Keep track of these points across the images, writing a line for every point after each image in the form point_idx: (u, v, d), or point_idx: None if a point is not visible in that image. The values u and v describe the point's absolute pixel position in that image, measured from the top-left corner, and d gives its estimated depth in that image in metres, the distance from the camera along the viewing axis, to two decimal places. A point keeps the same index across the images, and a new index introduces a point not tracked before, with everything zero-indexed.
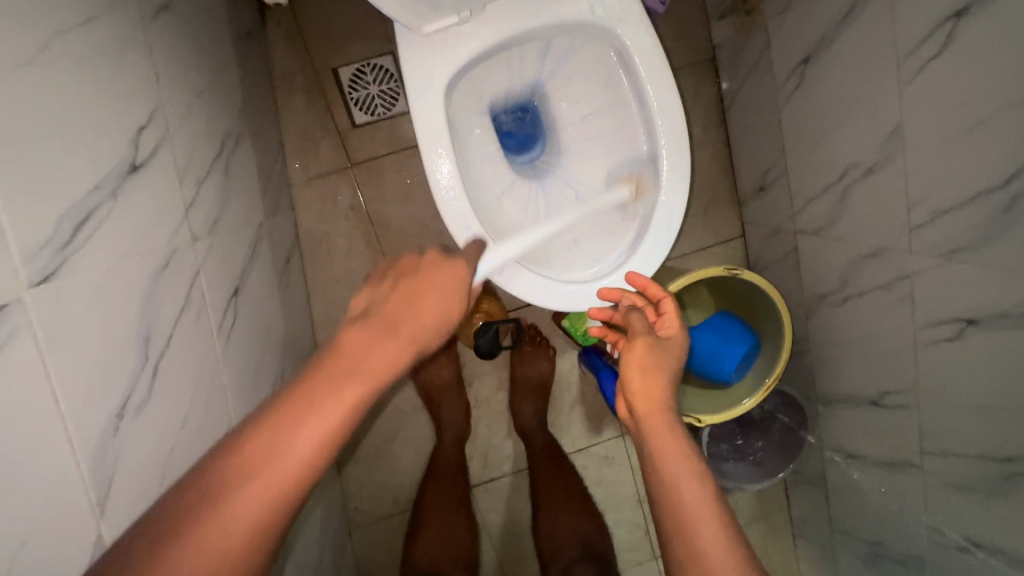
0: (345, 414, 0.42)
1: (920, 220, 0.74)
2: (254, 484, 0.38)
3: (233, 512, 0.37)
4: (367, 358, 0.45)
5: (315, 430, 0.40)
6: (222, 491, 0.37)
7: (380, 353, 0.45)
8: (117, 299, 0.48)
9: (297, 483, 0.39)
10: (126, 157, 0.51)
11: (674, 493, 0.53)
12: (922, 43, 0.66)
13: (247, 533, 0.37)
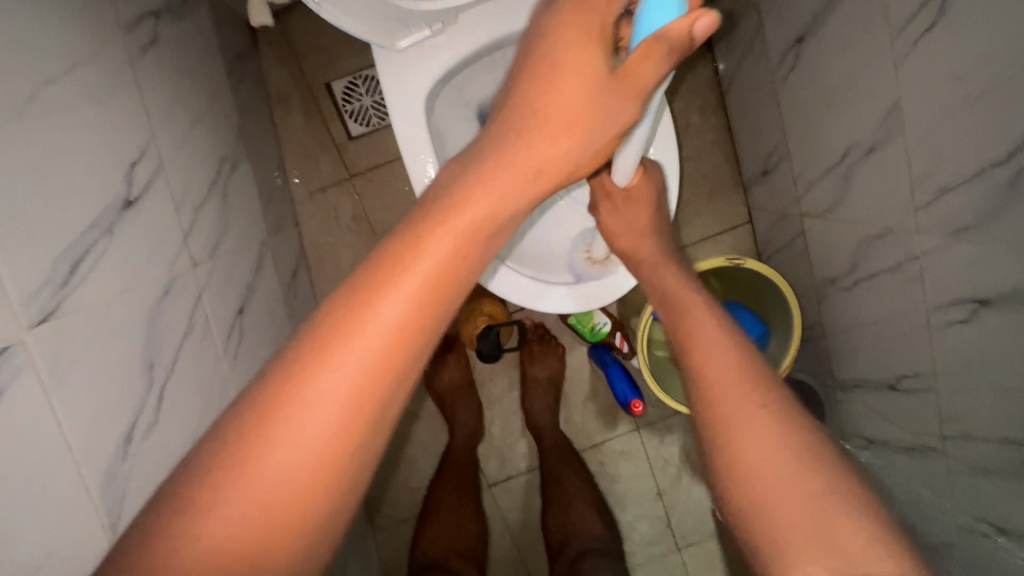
0: (458, 252, 0.35)
1: (925, 199, 0.72)
2: (343, 354, 0.31)
3: (348, 360, 0.31)
4: (448, 222, 0.35)
5: (420, 276, 0.33)
6: (327, 338, 0.31)
7: (462, 221, 0.35)
8: (120, 329, 0.51)
9: (390, 364, 0.32)
10: (121, 194, 0.53)
11: (725, 413, 0.43)
12: (914, 17, 0.63)
13: (353, 387, 0.31)
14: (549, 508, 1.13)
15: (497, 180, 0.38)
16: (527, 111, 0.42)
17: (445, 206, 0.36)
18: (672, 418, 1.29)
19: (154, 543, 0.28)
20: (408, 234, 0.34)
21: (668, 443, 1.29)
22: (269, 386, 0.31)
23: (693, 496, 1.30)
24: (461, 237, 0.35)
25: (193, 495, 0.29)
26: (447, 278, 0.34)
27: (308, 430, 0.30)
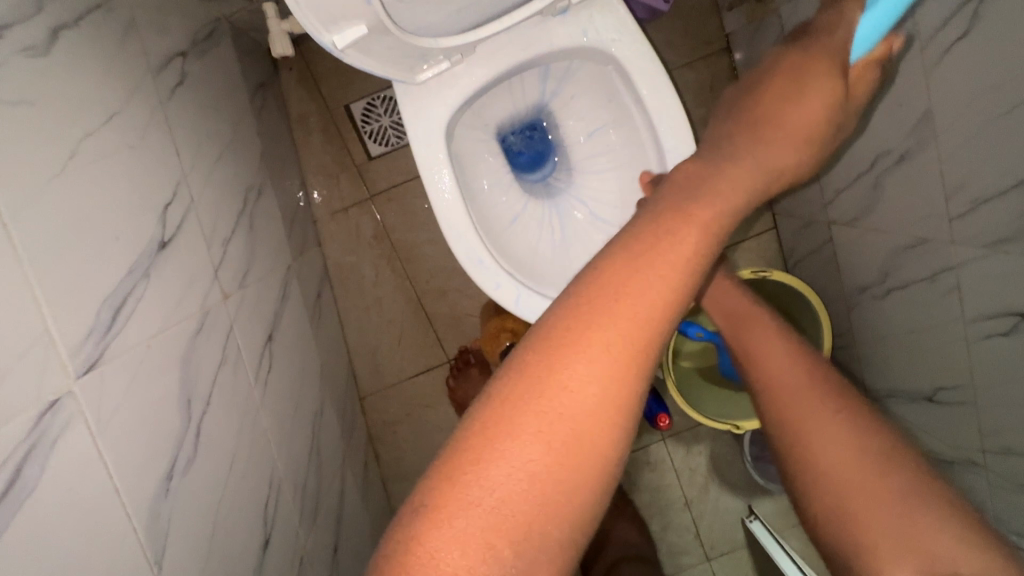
0: (627, 335, 0.34)
1: (961, 209, 0.69)
2: (518, 437, 0.32)
3: (522, 440, 0.32)
4: (626, 293, 0.35)
5: (588, 358, 0.33)
6: (510, 418, 0.32)
7: (641, 290, 0.35)
8: (158, 369, 0.52)
9: (571, 453, 0.32)
10: (155, 236, 0.55)
11: (798, 422, 0.43)
12: (945, 25, 0.61)
13: (541, 470, 0.31)
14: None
15: (662, 262, 0.36)
16: (689, 183, 0.42)
17: (630, 270, 0.36)
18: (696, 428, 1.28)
19: (443, 508, 0.31)
20: (634, 241, 0.37)
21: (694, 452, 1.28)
22: (491, 410, 0.33)
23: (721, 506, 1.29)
24: (689, 255, 0.37)
25: (467, 468, 0.31)
26: (620, 361, 0.34)
27: (579, 409, 0.32)
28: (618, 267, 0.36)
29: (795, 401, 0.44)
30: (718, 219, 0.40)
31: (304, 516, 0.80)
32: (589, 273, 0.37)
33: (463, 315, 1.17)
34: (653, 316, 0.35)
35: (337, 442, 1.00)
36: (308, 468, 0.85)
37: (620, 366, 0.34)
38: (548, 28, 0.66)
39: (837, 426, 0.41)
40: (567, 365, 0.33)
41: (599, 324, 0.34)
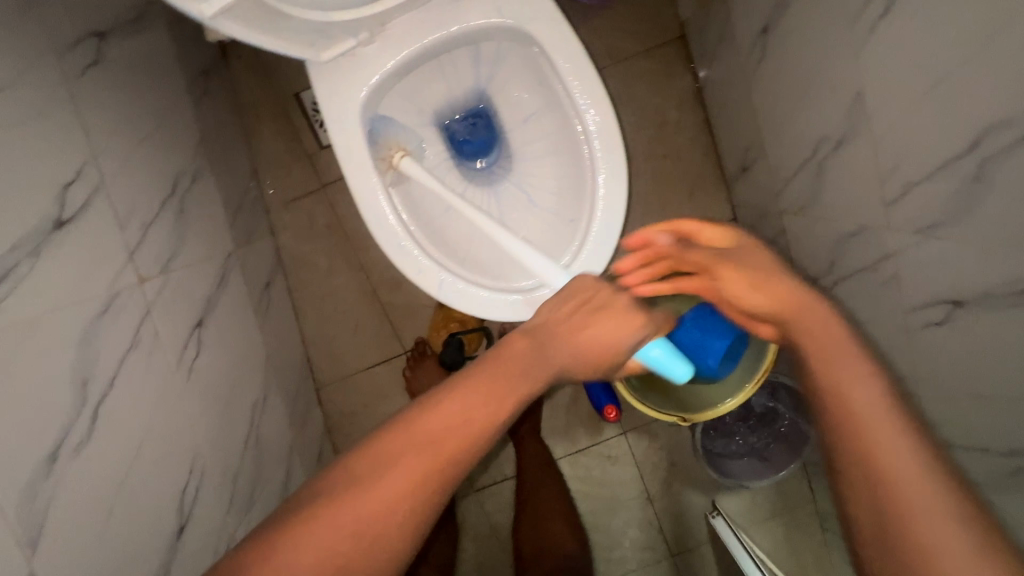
0: (436, 463, 0.43)
1: (895, 194, 0.67)
2: (320, 526, 0.40)
3: (325, 530, 0.40)
4: (452, 421, 0.44)
5: (399, 475, 0.42)
6: (319, 509, 0.41)
7: (459, 415, 0.45)
8: (44, 350, 0.51)
9: (358, 553, 0.40)
10: (49, 215, 0.54)
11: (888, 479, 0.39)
12: (870, 1, 0.59)
13: (326, 557, 0.40)
14: (523, 518, 1.11)
15: (479, 404, 0.46)
16: (542, 334, 0.51)
17: (465, 405, 0.45)
18: (658, 424, 1.26)
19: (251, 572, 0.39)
20: (472, 377, 0.47)
21: (655, 447, 1.27)
22: (312, 501, 0.42)
23: (685, 502, 1.27)
24: (496, 401, 0.46)
25: (268, 548, 0.40)
26: (425, 482, 0.43)
27: (377, 502, 0.41)
28: (449, 403, 0.45)
29: (888, 459, 0.40)
30: (536, 375, 0.49)
31: (236, 505, 0.79)
32: (418, 400, 0.47)
33: (419, 306, 1.16)
34: (466, 445, 0.44)
35: (284, 433, 0.99)
36: (244, 456, 0.84)
37: (420, 485, 0.43)
38: (462, 7, 0.65)
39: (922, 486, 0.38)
40: (379, 477, 0.42)
41: (411, 446, 0.43)
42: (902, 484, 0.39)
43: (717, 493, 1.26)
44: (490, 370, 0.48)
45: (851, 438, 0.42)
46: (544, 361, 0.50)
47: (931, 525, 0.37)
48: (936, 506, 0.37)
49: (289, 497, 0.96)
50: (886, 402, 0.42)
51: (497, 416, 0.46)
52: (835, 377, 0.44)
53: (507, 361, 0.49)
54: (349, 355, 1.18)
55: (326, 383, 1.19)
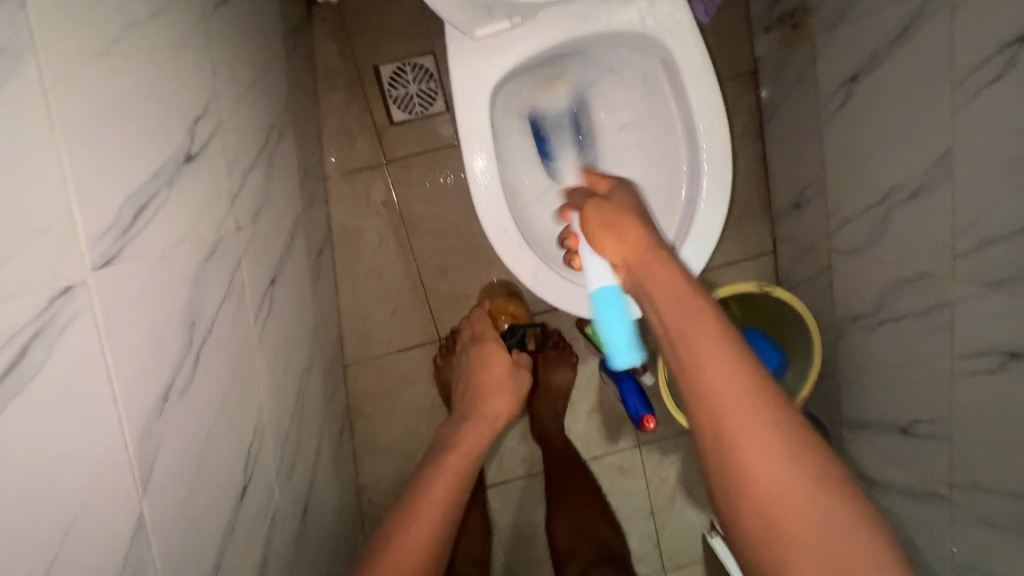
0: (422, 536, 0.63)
1: (966, 248, 0.73)
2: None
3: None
4: (421, 510, 0.65)
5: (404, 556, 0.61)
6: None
7: (428, 505, 0.66)
8: (168, 284, 0.49)
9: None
10: (182, 147, 0.52)
11: (745, 458, 0.45)
12: (980, 68, 0.64)
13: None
14: (557, 514, 1.13)
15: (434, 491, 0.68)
16: (450, 459, 0.72)
17: (422, 504, 0.66)
18: (672, 441, 1.29)
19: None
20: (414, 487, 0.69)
21: (665, 462, 1.29)
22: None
23: (684, 519, 1.30)
24: (447, 491, 0.68)
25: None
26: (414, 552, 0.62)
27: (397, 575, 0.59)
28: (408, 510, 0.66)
29: (735, 415, 0.46)
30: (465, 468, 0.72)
31: (282, 471, 0.77)
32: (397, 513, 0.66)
33: (462, 296, 1.16)
34: (435, 519, 0.65)
35: (319, 405, 0.97)
36: (292, 423, 0.82)
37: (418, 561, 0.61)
38: (608, 8, 0.66)
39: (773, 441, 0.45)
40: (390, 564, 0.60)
41: (399, 547, 0.61)
42: (766, 460, 0.44)
43: (716, 513, 1.30)
44: (429, 479, 0.70)
45: (722, 411, 0.47)
46: (450, 472, 0.71)
47: (793, 493, 0.42)
48: (807, 471, 0.43)
49: (318, 469, 0.94)
50: (743, 384, 0.47)
51: (449, 489, 0.69)
52: (692, 361, 0.50)
53: (431, 482, 0.69)
54: (383, 335, 1.17)
55: (354, 360, 1.17)
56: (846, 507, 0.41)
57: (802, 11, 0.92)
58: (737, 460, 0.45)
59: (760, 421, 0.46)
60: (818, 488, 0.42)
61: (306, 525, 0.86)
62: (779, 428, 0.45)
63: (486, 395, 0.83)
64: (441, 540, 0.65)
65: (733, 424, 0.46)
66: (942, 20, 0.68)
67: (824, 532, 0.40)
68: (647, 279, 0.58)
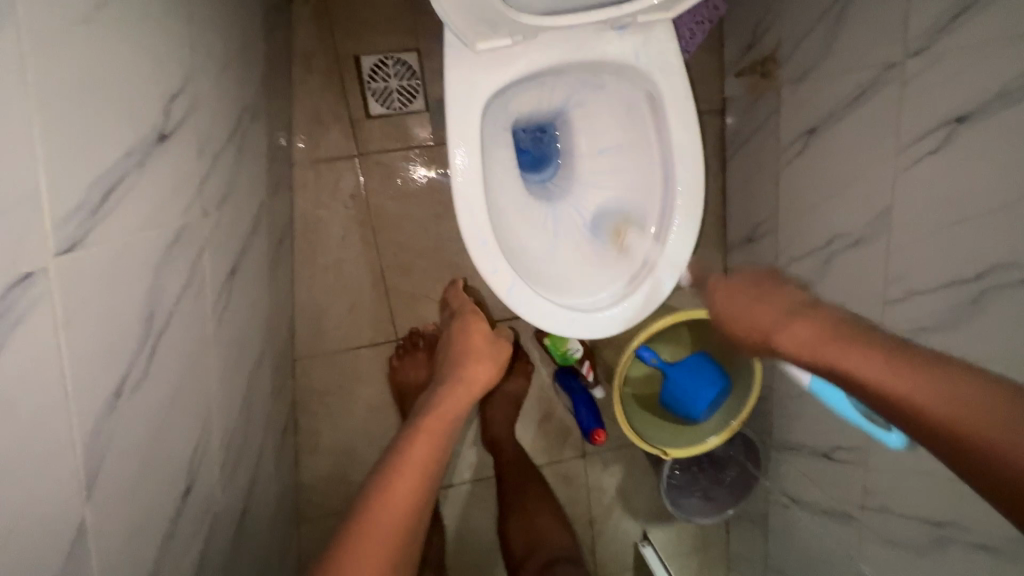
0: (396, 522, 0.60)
1: (894, 296, 0.81)
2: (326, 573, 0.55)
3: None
4: (393, 487, 0.62)
5: (373, 543, 0.57)
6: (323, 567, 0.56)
7: (400, 482, 0.63)
8: (132, 272, 0.46)
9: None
10: (157, 125, 0.49)
11: (904, 400, 0.47)
12: (922, 138, 0.72)
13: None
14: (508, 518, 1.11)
15: (405, 470, 0.64)
16: (427, 429, 0.70)
17: (395, 482, 0.63)
18: (615, 453, 1.33)
19: None
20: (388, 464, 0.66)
21: (607, 473, 1.34)
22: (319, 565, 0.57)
23: (620, 528, 1.36)
24: (419, 467, 0.65)
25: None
26: (383, 540, 0.58)
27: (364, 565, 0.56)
28: (383, 487, 0.62)
29: (868, 370, 0.50)
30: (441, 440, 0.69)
31: (225, 471, 0.73)
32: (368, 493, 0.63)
33: (423, 297, 1.15)
34: (408, 503, 0.62)
35: (267, 400, 0.93)
36: (239, 420, 0.78)
37: (388, 546, 0.58)
38: (604, 37, 0.68)
39: (919, 374, 0.47)
40: (359, 553, 0.56)
41: (382, 506, 0.61)
42: (950, 392, 0.44)
43: (650, 523, 1.36)
44: (403, 456, 0.66)
45: (882, 393, 0.48)
46: (427, 443, 0.68)
47: (950, 406, 0.44)
48: (961, 388, 0.44)
49: (260, 468, 0.90)
50: (891, 359, 0.49)
51: (422, 464, 0.65)
52: (811, 352, 0.56)
53: (410, 458, 0.66)
54: (338, 331, 1.13)
55: (304, 355, 1.13)
56: (988, 395, 0.43)
57: (771, 61, 0.99)
58: (908, 415, 0.46)
59: (925, 379, 0.46)
60: (953, 389, 0.44)
61: (244, 527, 0.82)
62: (908, 366, 0.48)
63: (463, 364, 0.81)
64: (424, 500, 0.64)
65: (909, 395, 0.46)
66: (893, 92, 0.75)
67: (1006, 431, 0.40)
68: (765, 317, 0.62)
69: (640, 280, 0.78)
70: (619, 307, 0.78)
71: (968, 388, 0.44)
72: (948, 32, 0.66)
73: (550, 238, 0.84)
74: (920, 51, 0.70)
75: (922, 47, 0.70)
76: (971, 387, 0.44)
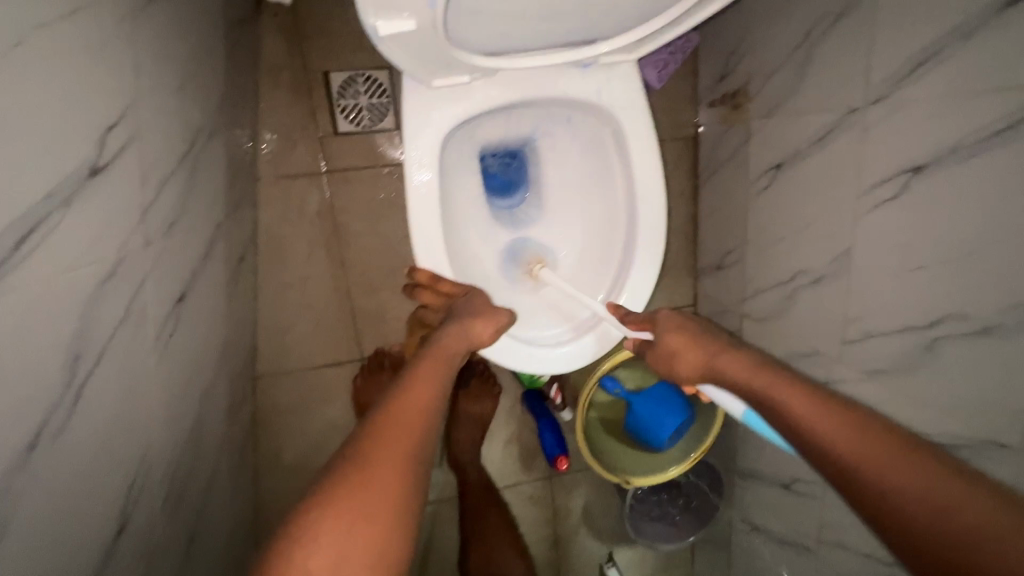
0: (352, 529, 0.44)
1: (852, 336, 0.81)
2: None
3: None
4: (376, 446, 0.50)
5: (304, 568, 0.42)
6: None
7: (381, 448, 0.50)
8: (54, 315, 0.44)
9: None
10: (89, 159, 0.47)
11: (906, 493, 0.47)
12: (881, 184, 0.73)
13: None
14: (471, 551, 1.11)
15: (386, 441, 0.51)
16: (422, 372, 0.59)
17: (383, 432, 0.51)
18: (582, 474, 1.33)
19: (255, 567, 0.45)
20: (371, 429, 0.52)
21: (573, 494, 1.33)
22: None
23: (585, 549, 1.35)
24: (406, 434, 0.52)
25: None
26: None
27: None
28: (370, 428, 0.52)
29: (873, 458, 0.50)
30: (436, 392, 0.57)
31: (169, 503, 0.71)
32: (353, 441, 0.52)
33: (389, 316, 1.13)
34: (377, 490, 0.47)
35: (221, 422, 0.90)
36: (186, 448, 0.76)
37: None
38: (565, 75, 0.69)
39: (835, 420, 0.54)
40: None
41: (360, 492, 0.46)
42: (883, 456, 0.50)
43: (615, 544, 1.35)
44: (391, 409, 0.54)
45: (836, 451, 0.52)
46: (423, 394, 0.56)
47: (926, 481, 0.47)
48: (921, 461, 0.48)
49: (212, 493, 0.87)
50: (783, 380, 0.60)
51: (401, 444, 0.51)
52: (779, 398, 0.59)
53: (400, 410, 0.54)
54: (300, 350, 1.11)
55: (266, 373, 1.10)
56: (944, 476, 0.47)
57: (742, 94, 0.99)
58: (827, 453, 0.53)
59: (820, 409, 0.56)
60: (917, 463, 0.48)
61: (191, 557, 0.79)
62: (876, 436, 0.51)
63: (466, 316, 0.67)
64: (414, 486, 0.49)
65: (854, 456, 0.51)
66: (856, 135, 0.76)
67: (958, 508, 0.44)
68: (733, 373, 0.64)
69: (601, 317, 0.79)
70: (578, 343, 0.79)
71: (844, 420, 0.54)
72: (908, 82, 0.67)
73: (514, 270, 0.83)
74: (882, 98, 0.71)
75: (883, 94, 0.71)
76: (929, 465, 0.48)
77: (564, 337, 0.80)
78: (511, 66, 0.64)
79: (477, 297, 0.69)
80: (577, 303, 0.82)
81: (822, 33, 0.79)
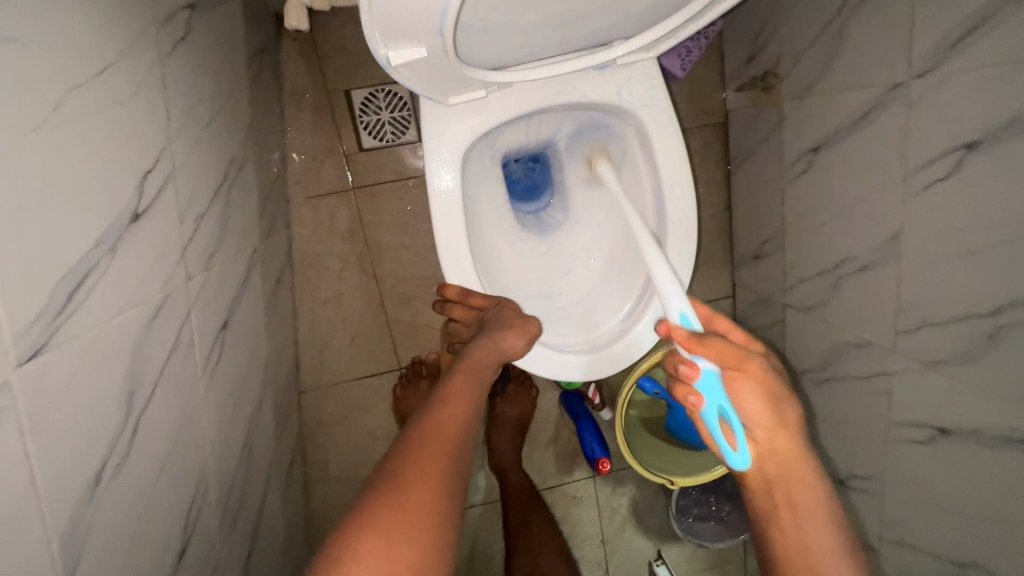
0: (392, 547, 0.45)
1: (908, 325, 0.76)
2: None
3: None
4: (412, 463, 0.50)
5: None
6: None
7: (417, 465, 0.50)
8: (109, 359, 0.47)
9: None
10: (130, 207, 0.49)
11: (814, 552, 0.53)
12: (932, 162, 0.68)
13: None
14: (519, 550, 1.10)
15: (422, 458, 0.51)
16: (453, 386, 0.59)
17: (418, 449, 0.52)
18: (625, 473, 1.31)
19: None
20: (406, 445, 0.52)
21: (618, 493, 1.32)
22: None
23: (633, 547, 1.33)
24: (440, 449, 0.52)
25: None
26: None
27: None
28: (405, 445, 0.52)
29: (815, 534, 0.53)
30: (468, 407, 0.57)
31: (226, 522, 0.74)
32: (389, 457, 0.52)
33: (423, 325, 1.14)
34: (414, 509, 0.47)
35: (270, 438, 0.94)
36: (239, 466, 0.79)
37: None
38: (585, 77, 0.68)
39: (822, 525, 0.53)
40: None
41: (399, 504, 0.47)
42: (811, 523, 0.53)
43: (664, 541, 1.33)
44: (427, 425, 0.54)
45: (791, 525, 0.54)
46: (455, 409, 0.56)
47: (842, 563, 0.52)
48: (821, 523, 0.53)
49: (265, 507, 0.91)
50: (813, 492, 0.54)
51: (436, 460, 0.51)
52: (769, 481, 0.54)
53: (433, 428, 0.54)
54: (341, 362, 1.14)
55: (309, 386, 1.14)
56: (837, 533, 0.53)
57: (772, 76, 0.95)
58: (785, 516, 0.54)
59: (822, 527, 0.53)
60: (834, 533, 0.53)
61: (251, 568, 0.83)
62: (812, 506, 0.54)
63: (496, 329, 0.66)
64: (448, 505, 0.49)
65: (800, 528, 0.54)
66: (899, 113, 0.71)
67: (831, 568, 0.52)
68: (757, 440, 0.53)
69: (636, 319, 0.77)
70: (615, 349, 0.77)
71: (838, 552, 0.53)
72: (955, 53, 0.62)
73: (543, 275, 0.82)
74: (926, 73, 0.66)
75: (928, 67, 0.66)
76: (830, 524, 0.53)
77: (599, 343, 0.79)
78: (527, 75, 0.63)
79: (506, 309, 0.68)
80: (610, 305, 0.81)
81: (856, 7, 0.74)
